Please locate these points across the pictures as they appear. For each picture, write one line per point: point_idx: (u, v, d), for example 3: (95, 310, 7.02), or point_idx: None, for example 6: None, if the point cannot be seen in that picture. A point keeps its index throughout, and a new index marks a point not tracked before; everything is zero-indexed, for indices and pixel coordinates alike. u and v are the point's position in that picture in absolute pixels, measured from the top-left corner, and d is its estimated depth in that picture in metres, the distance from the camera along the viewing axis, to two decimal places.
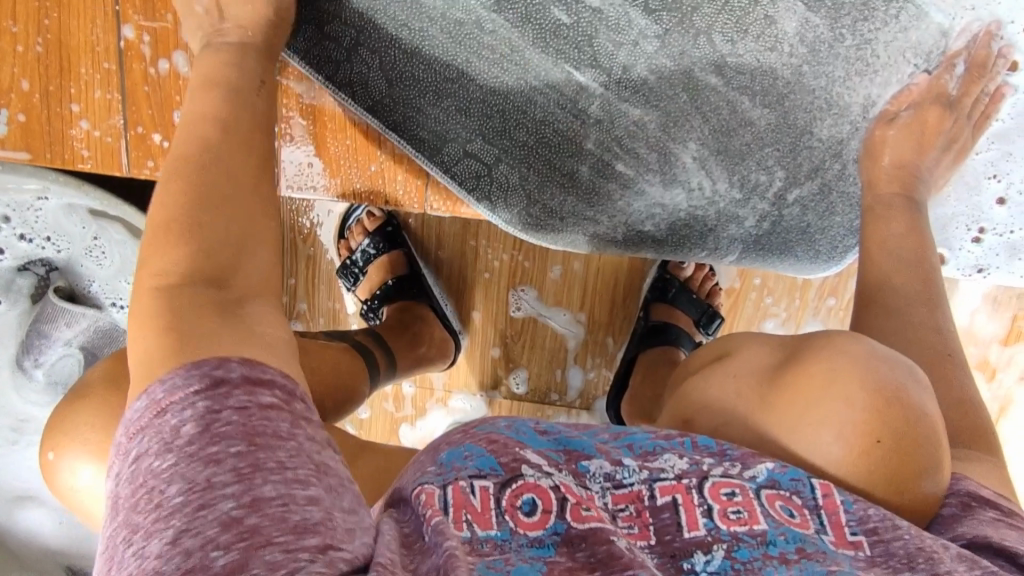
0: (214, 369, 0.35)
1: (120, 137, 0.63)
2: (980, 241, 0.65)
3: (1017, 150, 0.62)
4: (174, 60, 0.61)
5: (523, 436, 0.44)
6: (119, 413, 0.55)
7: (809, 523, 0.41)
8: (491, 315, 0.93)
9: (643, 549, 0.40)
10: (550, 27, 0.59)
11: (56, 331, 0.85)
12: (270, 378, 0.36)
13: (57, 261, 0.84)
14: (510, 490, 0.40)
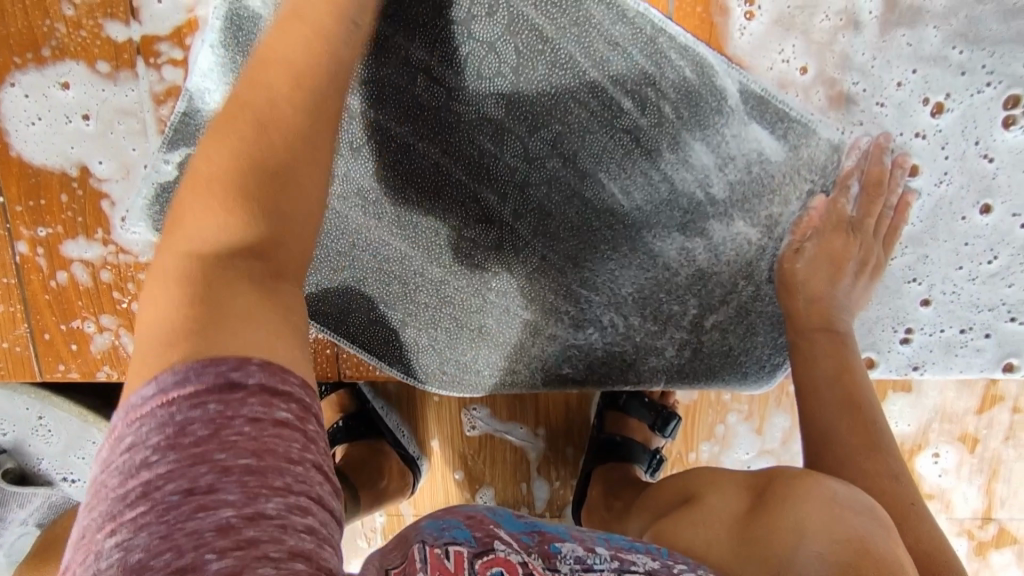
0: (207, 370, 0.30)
1: (29, 345, 0.64)
2: (909, 340, 0.63)
3: (932, 253, 0.61)
4: (71, 270, 0.62)
5: (499, 518, 0.45)
6: None
7: None
8: (447, 434, 0.91)
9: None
10: (434, 188, 0.59)
11: (10, 513, 0.85)
12: (286, 391, 0.31)
13: (5, 444, 0.84)
14: (482, 560, 0.39)
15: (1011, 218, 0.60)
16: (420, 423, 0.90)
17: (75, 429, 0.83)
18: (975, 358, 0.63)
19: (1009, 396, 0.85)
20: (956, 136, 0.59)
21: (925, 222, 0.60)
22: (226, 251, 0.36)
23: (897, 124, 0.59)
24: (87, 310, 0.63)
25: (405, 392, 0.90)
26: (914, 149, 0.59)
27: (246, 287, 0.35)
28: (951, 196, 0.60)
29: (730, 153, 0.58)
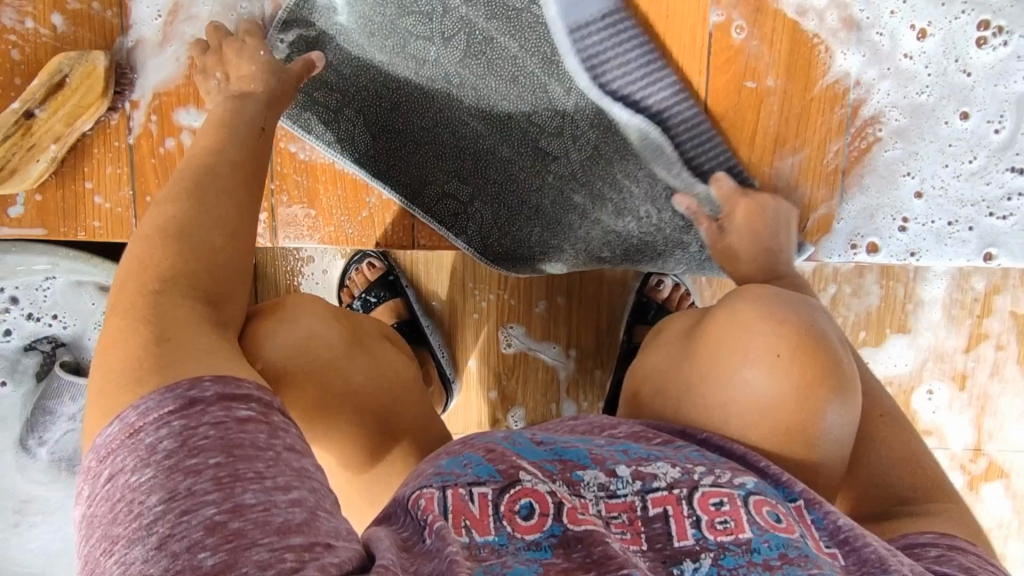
0: (188, 390, 0.37)
1: (130, 206, 0.70)
2: (906, 229, 0.73)
3: (921, 150, 0.72)
4: (180, 137, 0.69)
5: (519, 446, 0.47)
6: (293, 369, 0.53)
7: (793, 528, 0.43)
8: (483, 350, 0.97)
9: (636, 553, 0.42)
10: (509, 77, 0.68)
11: (61, 406, 0.88)
12: (242, 392, 0.38)
13: (64, 337, 0.88)
14: (509, 495, 0.42)
15: (986, 124, 0.71)
16: (459, 340, 0.96)
17: None
18: (961, 248, 0.73)
19: (992, 333, 0.93)
20: (938, 56, 0.70)
21: (912, 125, 0.72)
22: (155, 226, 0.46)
23: (890, 49, 0.70)
24: None
25: (446, 309, 0.95)
26: (903, 66, 0.71)
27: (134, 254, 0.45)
28: (931, 106, 0.71)
29: (760, 62, 0.69)
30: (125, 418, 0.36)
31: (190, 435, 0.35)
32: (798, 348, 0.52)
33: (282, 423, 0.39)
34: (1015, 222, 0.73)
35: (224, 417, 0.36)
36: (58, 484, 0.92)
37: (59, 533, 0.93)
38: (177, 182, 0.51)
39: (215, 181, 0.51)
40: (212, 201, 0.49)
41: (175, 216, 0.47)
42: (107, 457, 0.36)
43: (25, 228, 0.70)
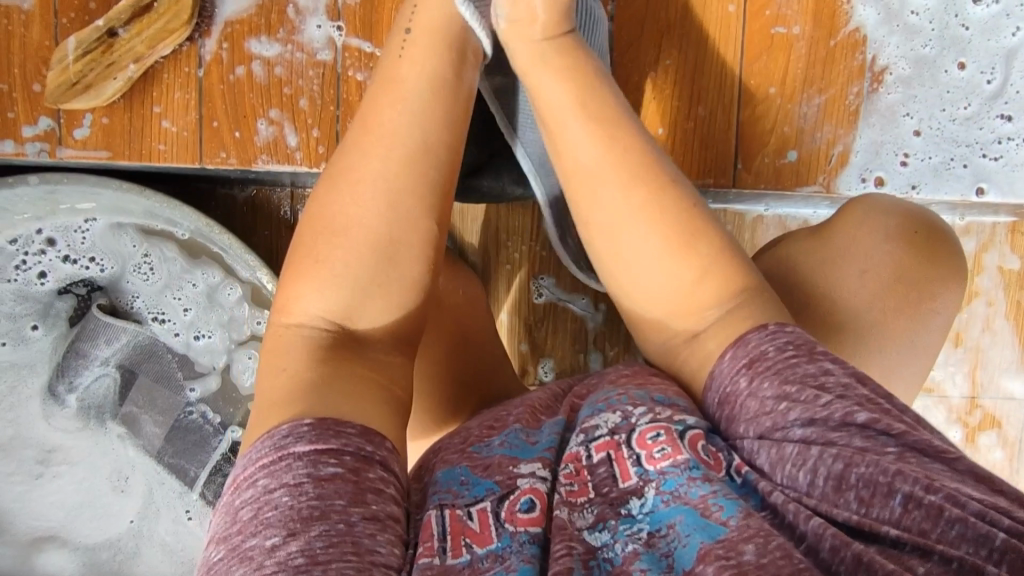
0: (342, 432, 0.44)
1: (196, 130, 0.72)
2: (907, 163, 0.82)
3: (917, 94, 0.82)
4: (249, 66, 0.72)
5: (514, 449, 0.48)
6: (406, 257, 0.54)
7: (719, 463, 0.45)
8: (514, 301, 1.00)
9: (583, 505, 0.45)
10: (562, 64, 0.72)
11: (94, 349, 0.87)
12: (354, 442, 0.44)
13: (100, 281, 0.88)
14: (507, 502, 0.45)
15: (980, 75, 0.82)
16: (491, 290, 1.00)
17: (177, 270, 0.87)
18: (956, 182, 0.82)
19: (983, 291, 1.01)
20: (939, 13, 0.81)
21: (915, 75, 0.82)
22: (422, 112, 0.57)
23: (899, 7, 0.81)
24: (258, 103, 0.73)
25: (482, 260, 0.99)
26: (911, 22, 0.81)
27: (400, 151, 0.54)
28: (933, 57, 0.82)
29: (788, 12, 0.79)
30: (276, 440, 0.44)
31: (272, 500, 0.42)
32: (942, 238, 0.66)
33: (371, 480, 0.44)
34: (1004, 163, 0.82)
35: (337, 470, 0.43)
36: (86, 433, 0.90)
37: (82, 485, 0.91)
38: (382, 144, 0.55)
39: (424, 153, 0.55)
40: (413, 178, 0.54)
41: (383, 188, 0.53)
42: (257, 469, 0.43)
43: (89, 150, 0.72)
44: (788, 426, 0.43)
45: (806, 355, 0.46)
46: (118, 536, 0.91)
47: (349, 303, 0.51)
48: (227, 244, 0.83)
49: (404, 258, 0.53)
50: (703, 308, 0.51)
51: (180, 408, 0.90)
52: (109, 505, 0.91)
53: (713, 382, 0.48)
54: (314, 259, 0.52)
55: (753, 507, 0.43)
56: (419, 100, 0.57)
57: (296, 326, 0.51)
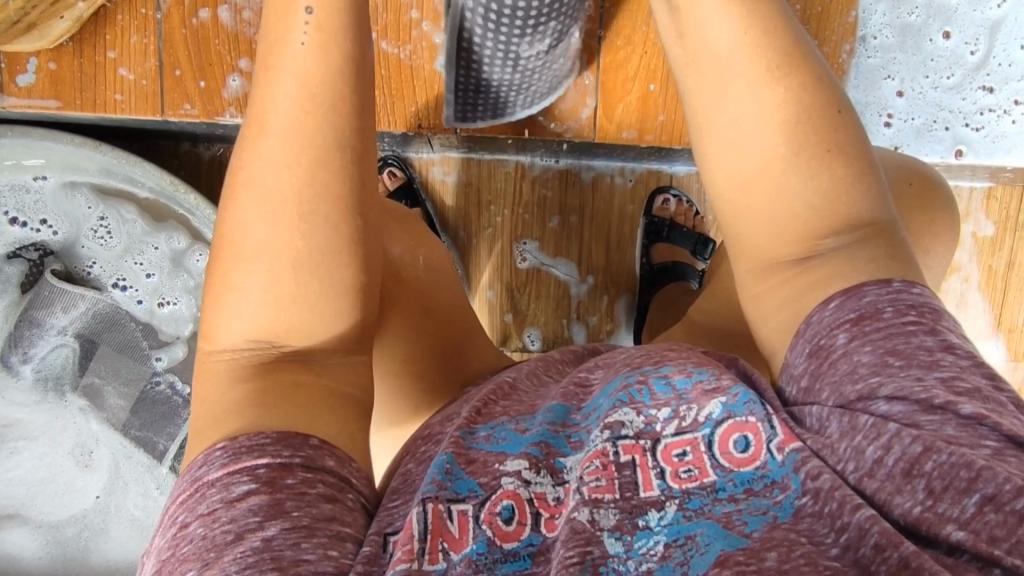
0: (252, 443, 0.41)
1: (157, 79, 0.67)
2: (890, 125, 0.82)
3: (898, 56, 0.81)
4: (215, 10, 0.67)
5: (502, 444, 0.46)
6: (290, 293, 0.45)
7: (759, 455, 0.42)
8: (496, 266, 0.97)
9: (607, 504, 0.41)
10: None
11: (50, 318, 0.82)
12: (263, 449, 0.41)
13: (53, 245, 0.82)
14: (488, 504, 0.43)
15: (964, 45, 0.81)
16: (472, 255, 0.97)
17: (137, 234, 0.82)
18: (935, 145, 0.82)
19: (961, 264, 1.02)
20: None
21: (898, 44, 0.81)
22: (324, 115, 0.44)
23: None
24: (225, 52, 0.67)
25: (461, 223, 0.96)
26: None
27: (290, 170, 0.45)
28: (918, 25, 0.81)
29: None
30: (192, 471, 0.41)
31: (188, 533, 0.39)
32: (935, 192, 0.65)
33: (292, 486, 0.40)
34: (985, 133, 0.82)
35: (251, 483, 0.40)
36: (44, 406, 0.85)
37: (43, 460, 0.86)
38: (283, 148, 0.44)
39: (329, 151, 0.45)
40: (317, 184, 0.45)
41: (290, 202, 0.44)
42: (176, 505, 0.41)
43: (35, 99, 0.66)
44: (873, 397, 0.40)
45: (870, 322, 0.42)
46: (83, 513, 0.87)
47: (293, 310, 0.45)
48: (193, 205, 0.78)
49: (321, 289, 0.45)
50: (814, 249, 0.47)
51: (146, 379, 0.85)
52: (73, 482, 0.86)
53: (806, 328, 0.45)
54: (229, 286, 0.46)
55: (779, 518, 0.39)
56: (317, 87, 0.44)
57: (227, 352, 0.46)
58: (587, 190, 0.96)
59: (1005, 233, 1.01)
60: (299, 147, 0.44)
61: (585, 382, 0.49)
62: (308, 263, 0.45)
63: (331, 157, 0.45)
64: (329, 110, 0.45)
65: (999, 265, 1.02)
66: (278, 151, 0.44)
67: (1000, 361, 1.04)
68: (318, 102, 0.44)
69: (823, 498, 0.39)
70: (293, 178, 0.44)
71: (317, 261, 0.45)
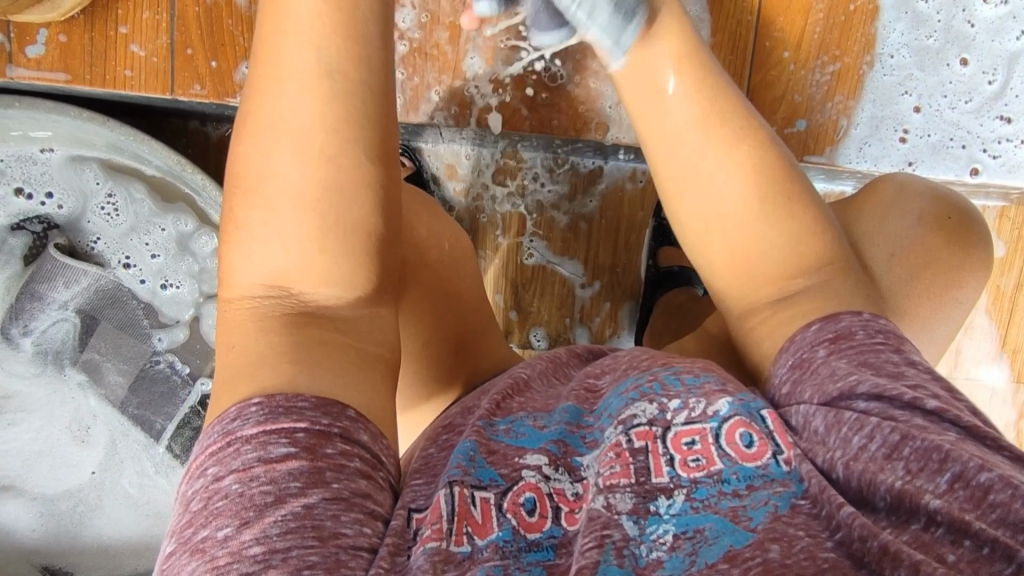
0: (293, 403, 0.39)
1: (168, 56, 0.66)
2: (905, 140, 0.80)
3: (916, 72, 0.79)
4: None
5: (523, 437, 0.45)
6: (283, 243, 0.43)
7: (760, 454, 0.41)
8: (502, 262, 0.96)
9: (622, 488, 0.40)
10: None
11: (52, 292, 0.82)
12: (303, 409, 0.39)
13: (58, 219, 0.82)
14: (512, 493, 0.42)
15: (982, 74, 0.79)
16: (477, 247, 0.96)
17: (145, 213, 0.81)
18: (952, 163, 0.80)
19: None
20: (948, 3, 0.78)
21: (916, 63, 0.79)
22: (332, 55, 0.43)
23: None
24: (238, 33, 0.66)
25: (467, 215, 0.95)
26: (919, 9, 0.78)
27: (296, 111, 0.42)
28: (936, 48, 0.79)
29: None
30: (225, 425, 0.38)
31: (222, 488, 0.37)
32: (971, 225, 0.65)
33: (332, 456, 0.38)
34: (1002, 160, 0.80)
35: (290, 446, 0.38)
36: (43, 378, 0.85)
37: (40, 433, 0.86)
38: (298, 83, 0.42)
39: (346, 88, 0.43)
40: (329, 125, 0.43)
41: (301, 145, 0.43)
42: (206, 455, 0.38)
43: (44, 72, 0.65)
44: (852, 396, 0.42)
45: (845, 340, 0.46)
46: (78, 487, 0.87)
47: (298, 256, 0.43)
48: (200, 185, 0.77)
49: (332, 233, 0.43)
50: (792, 277, 0.51)
51: (146, 357, 0.85)
52: (70, 456, 0.86)
53: (790, 346, 0.48)
54: (244, 228, 0.44)
55: (779, 508, 0.39)
56: (330, 20, 0.43)
57: (245, 301, 0.44)
58: (597, 188, 0.95)
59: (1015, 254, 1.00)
60: (307, 89, 0.42)
61: (595, 387, 0.49)
62: (323, 205, 0.43)
63: (341, 95, 0.43)
64: (347, 60, 0.43)
65: (1007, 287, 1.01)
66: (290, 98, 0.42)
67: (1002, 383, 1.04)
68: (330, 44, 0.43)
69: (815, 502, 0.38)
70: (294, 122, 0.43)
71: (331, 206, 0.43)
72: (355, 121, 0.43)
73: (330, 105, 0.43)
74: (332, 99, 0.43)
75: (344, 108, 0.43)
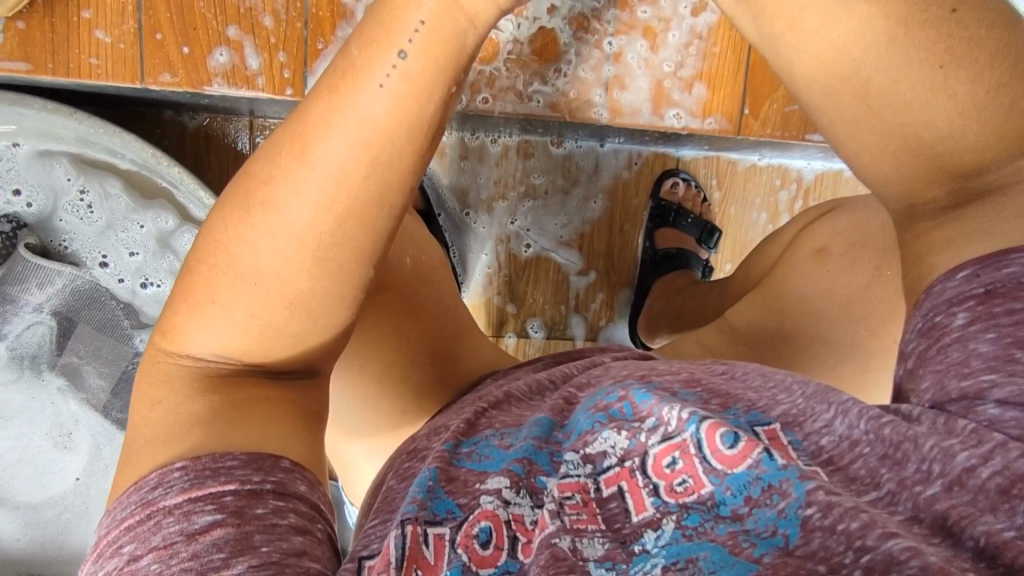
0: (220, 464, 0.36)
1: (136, 42, 0.62)
2: None
3: None
4: None
5: (485, 461, 0.41)
6: (248, 328, 0.40)
7: (749, 450, 0.35)
8: (496, 251, 0.93)
9: (592, 533, 0.35)
10: None
11: (25, 294, 0.78)
12: (230, 466, 0.36)
13: (28, 218, 0.78)
14: (466, 524, 0.37)
15: None
16: (470, 237, 0.93)
17: (120, 210, 0.77)
18: None
19: None
20: None
21: None
22: (361, 171, 0.38)
23: None
24: (211, 16, 0.62)
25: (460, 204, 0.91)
26: None
27: (302, 211, 0.38)
28: None
29: None
30: (144, 495, 0.35)
31: (138, 569, 0.33)
32: None
33: (261, 517, 0.34)
34: None
35: (214, 513, 0.34)
36: (20, 384, 0.81)
37: (20, 441, 0.82)
38: (317, 185, 0.38)
39: (369, 206, 0.39)
40: (337, 237, 0.39)
41: (303, 248, 0.39)
42: (122, 532, 0.35)
43: (3, 62, 0.61)
44: (981, 397, 0.33)
45: (1000, 302, 0.34)
46: (62, 494, 0.84)
47: (263, 342, 0.40)
48: (176, 178, 0.74)
49: (307, 330, 0.41)
50: (979, 169, 0.39)
51: (127, 360, 0.82)
52: (52, 463, 0.83)
53: (927, 298, 0.38)
54: (210, 297, 0.40)
55: (790, 539, 0.32)
56: (381, 135, 0.38)
57: (190, 357, 0.41)
58: (591, 173, 0.92)
59: None
60: (320, 195, 0.38)
61: (574, 399, 0.45)
62: (299, 305, 0.40)
63: (360, 212, 0.39)
64: (379, 184, 0.39)
65: None
66: (300, 200, 0.38)
67: None
68: (366, 161, 0.38)
69: (836, 513, 0.31)
70: (298, 224, 0.38)
71: (311, 311, 0.40)
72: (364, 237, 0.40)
73: (344, 221, 0.39)
74: (347, 215, 0.39)
75: (359, 228, 0.39)
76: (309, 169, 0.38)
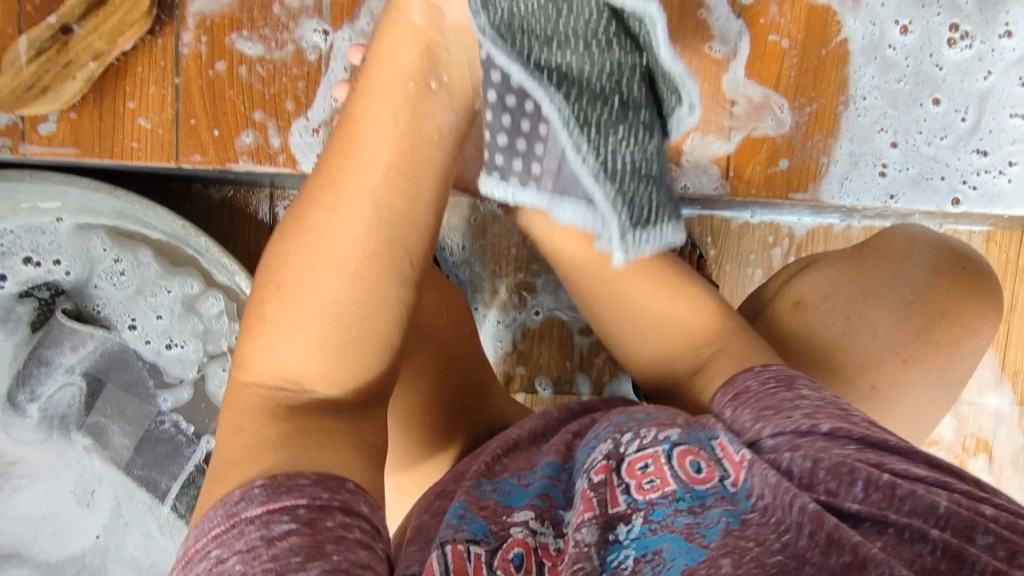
0: (290, 487, 0.45)
1: (172, 127, 0.69)
2: (884, 174, 0.83)
3: (890, 111, 0.82)
4: (229, 62, 0.69)
5: (508, 496, 0.48)
6: (298, 343, 0.52)
7: (706, 475, 0.46)
8: (503, 311, 0.98)
9: (588, 521, 0.44)
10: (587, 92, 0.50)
11: (60, 356, 0.83)
12: (298, 488, 0.45)
13: (65, 285, 0.83)
14: (500, 550, 0.44)
15: (954, 112, 0.83)
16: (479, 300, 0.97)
17: (151, 276, 0.83)
18: (932, 196, 0.83)
19: None
20: (917, 50, 0.81)
21: (888, 104, 0.82)
22: (380, 197, 0.54)
23: (879, 38, 0.81)
24: (239, 102, 0.70)
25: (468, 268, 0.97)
26: (888, 56, 0.81)
27: (343, 235, 0.54)
28: (909, 90, 0.82)
29: (780, 20, 0.80)
30: (229, 509, 0.44)
31: (226, 568, 0.42)
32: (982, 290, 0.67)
33: (329, 528, 0.43)
34: (982, 192, 0.83)
35: (289, 523, 0.43)
36: (48, 444, 0.85)
37: (46, 499, 0.86)
38: (352, 210, 0.54)
39: (387, 226, 0.55)
40: (366, 249, 0.54)
41: (343, 261, 0.53)
42: (211, 540, 0.44)
43: (56, 147, 0.69)
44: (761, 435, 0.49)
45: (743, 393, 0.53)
46: (82, 552, 0.86)
47: (314, 355, 0.52)
48: (203, 247, 0.80)
49: (350, 340, 0.53)
50: (702, 347, 0.62)
51: (151, 418, 0.86)
52: (74, 521, 0.86)
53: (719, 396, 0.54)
54: (268, 321, 0.53)
55: (729, 524, 0.44)
56: (394, 167, 0.55)
57: (257, 385, 0.52)
58: None
59: (1007, 277, 1.00)
60: (352, 218, 0.54)
61: (576, 440, 0.52)
62: (341, 315, 0.53)
63: (382, 229, 0.54)
64: (392, 206, 0.55)
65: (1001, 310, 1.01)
66: (339, 225, 0.54)
67: (1007, 407, 1.03)
68: (385, 185, 0.54)
69: (768, 513, 0.44)
70: (339, 247, 0.53)
71: (351, 320, 0.53)
72: (391, 249, 0.55)
73: (374, 236, 0.54)
74: (372, 233, 0.54)
75: (383, 246, 0.54)
76: (343, 201, 0.54)
